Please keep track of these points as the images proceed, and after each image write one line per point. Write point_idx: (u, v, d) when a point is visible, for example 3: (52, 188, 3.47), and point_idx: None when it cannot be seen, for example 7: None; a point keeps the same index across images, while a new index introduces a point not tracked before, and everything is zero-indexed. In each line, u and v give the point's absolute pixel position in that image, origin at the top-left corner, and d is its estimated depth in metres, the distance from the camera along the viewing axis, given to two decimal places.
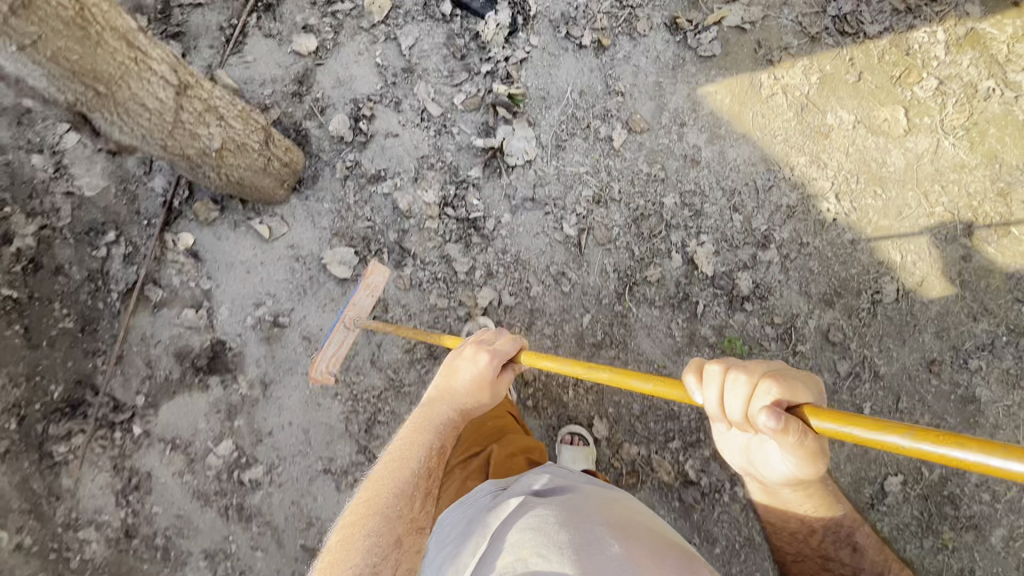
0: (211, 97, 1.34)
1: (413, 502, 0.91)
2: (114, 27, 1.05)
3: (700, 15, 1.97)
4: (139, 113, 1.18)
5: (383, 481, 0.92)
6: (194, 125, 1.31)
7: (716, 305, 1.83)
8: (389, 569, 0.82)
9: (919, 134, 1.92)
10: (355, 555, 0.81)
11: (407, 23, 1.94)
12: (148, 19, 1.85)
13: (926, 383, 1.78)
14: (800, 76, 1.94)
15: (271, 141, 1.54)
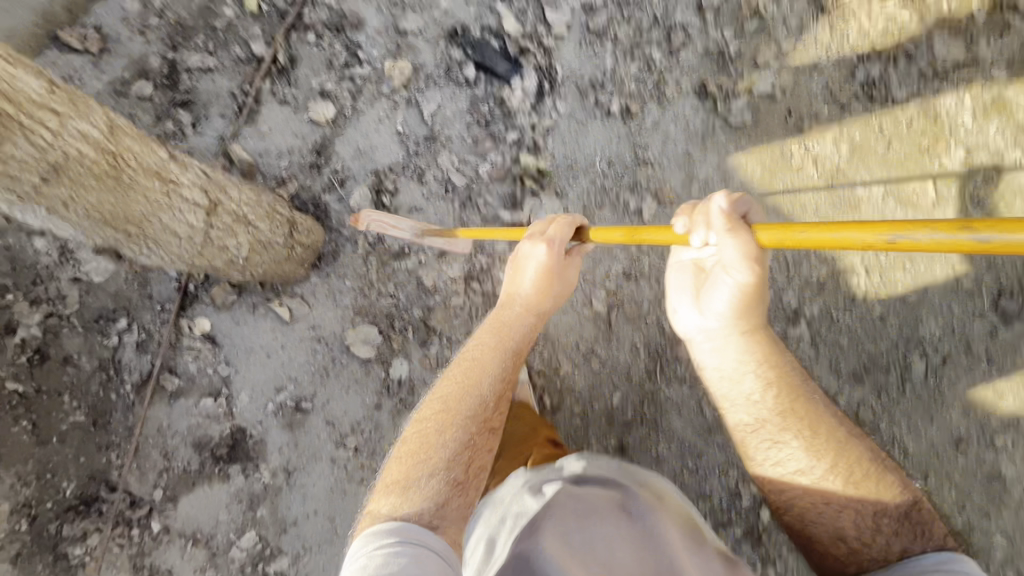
0: (239, 207, 1.29)
1: (485, 407, 1.15)
2: (142, 167, 1.12)
3: (729, 81, 1.93)
4: (169, 239, 1.25)
5: (459, 393, 1.16)
6: (221, 238, 1.29)
7: None
8: (460, 470, 1.07)
9: (947, 206, 1.91)
10: (436, 442, 1.09)
11: (429, 88, 1.86)
12: (154, 84, 1.74)
13: (952, 460, 1.81)
14: (829, 146, 1.93)
15: (296, 232, 1.43)
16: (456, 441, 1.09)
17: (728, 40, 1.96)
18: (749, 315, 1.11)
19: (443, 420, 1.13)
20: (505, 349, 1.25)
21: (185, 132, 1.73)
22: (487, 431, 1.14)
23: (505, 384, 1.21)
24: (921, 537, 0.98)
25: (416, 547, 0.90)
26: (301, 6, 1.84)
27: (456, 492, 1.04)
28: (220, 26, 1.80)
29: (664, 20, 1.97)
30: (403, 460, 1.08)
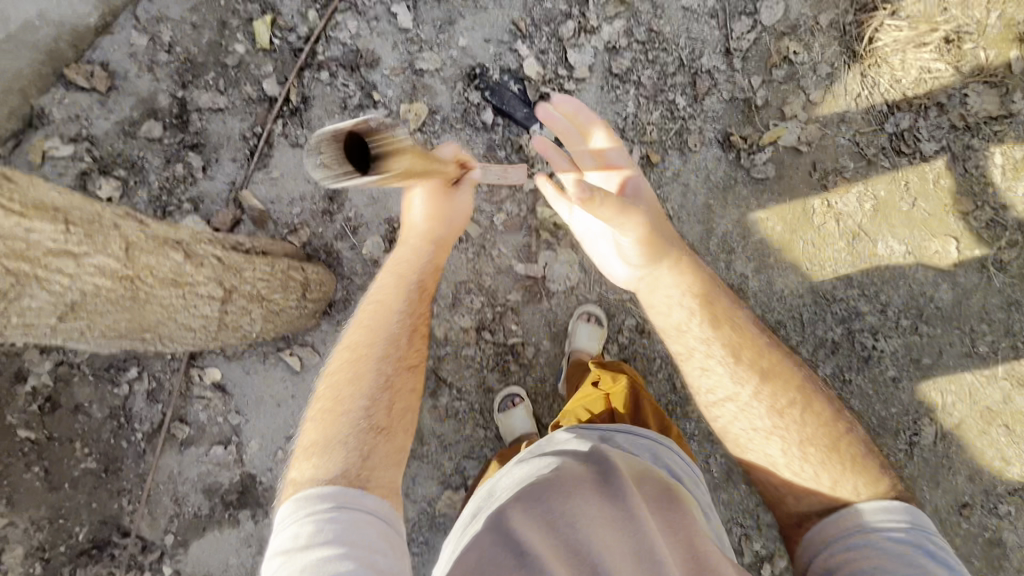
0: (256, 291, 1.42)
1: (401, 353, 1.24)
2: (135, 272, 1.23)
3: (755, 131, 1.87)
4: (187, 333, 1.37)
5: (365, 336, 1.24)
6: (238, 317, 1.41)
7: None
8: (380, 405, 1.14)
9: (969, 268, 1.88)
10: (356, 386, 1.15)
11: (445, 132, 1.82)
12: (163, 124, 1.69)
13: (957, 527, 1.80)
14: (853, 203, 1.88)
15: (308, 294, 1.50)
16: (369, 395, 1.14)
17: (755, 87, 1.89)
18: (657, 255, 1.30)
19: (360, 369, 1.17)
20: (407, 287, 1.35)
21: (194, 176, 1.68)
22: (403, 379, 1.21)
23: (415, 325, 1.30)
24: (844, 469, 1.08)
25: (352, 511, 0.92)
26: (314, 42, 1.78)
27: (379, 441, 1.08)
28: (232, 63, 1.74)
29: (689, 64, 1.90)
30: (324, 413, 1.13)
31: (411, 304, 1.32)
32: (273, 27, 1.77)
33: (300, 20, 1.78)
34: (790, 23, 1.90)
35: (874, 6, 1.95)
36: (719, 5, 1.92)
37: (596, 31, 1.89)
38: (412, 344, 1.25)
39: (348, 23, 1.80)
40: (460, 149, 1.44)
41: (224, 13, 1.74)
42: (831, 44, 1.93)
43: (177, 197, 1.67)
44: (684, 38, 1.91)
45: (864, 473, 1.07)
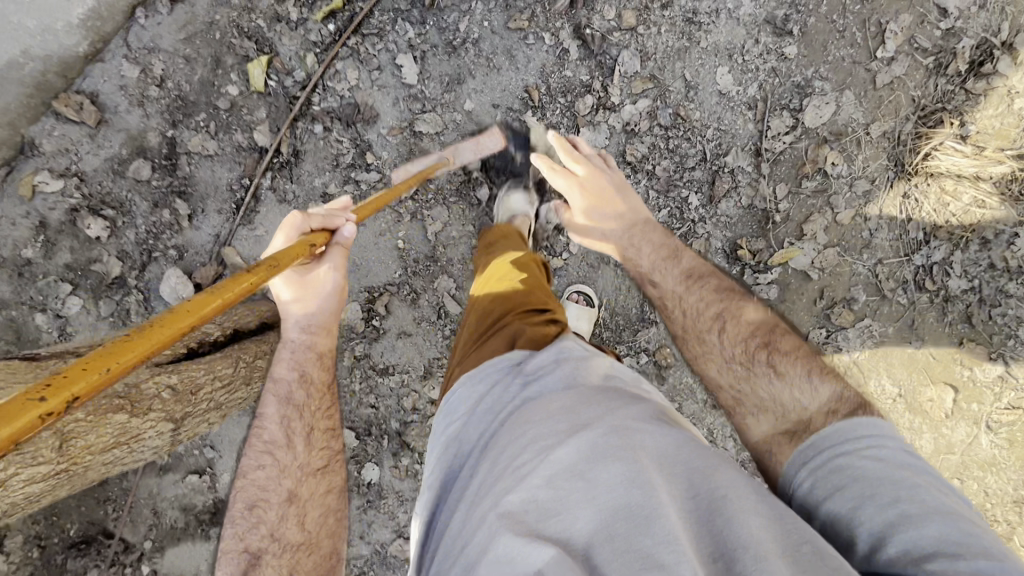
0: (218, 401, 1.34)
1: (303, 462, 1.22)
2: (99, 451, 1.07)
3: (766, 247, 1.74)
4: (147, 457, 1.26)
5: (263, 458, 1.20)
6: (195, 429, 1.33)
7: None
8: (291, 522, 1.16)
9: (959, 420, 1.79)
10: (267, 515, 1.15)
11: (438, 203, 1.74)
12: (152, 164, 1.66)
13: None
14: (855, 337, 1.77)
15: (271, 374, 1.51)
16: (278, 518, 1.15)
17: (778, 198, 1.73)
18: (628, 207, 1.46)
19: (262, 487, 1.17)
20: (299, 394, 1.26)
21: (181, 224, 1.68)
22: (306, 488, 1.20)
23: (314, 422, 1.27)
24: (776, 379, 1.05)
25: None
26: (311, 90, 1.67)
27: (300, 560, 1.13)
28: (224, 105, 1.66)
29: (712, 159, 1.73)
30: (234, 548, 1.12)
31: (309, 397, 1.27)
32: (269, 69, 1.66)
33: (298, 64, 1.67)
34: (836, 129, 1.70)
35: (939, 118, 1.71)
36: (759, 95, 1.72)
37: (616, 108, 1.73)
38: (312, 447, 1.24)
39: (348, 73, 1.68)
40: (305, 221, 1.16)
41: (219, 48, 1.64)
42: (876, 158, 1.72)
43: (162, 244, 1.68)
44: (713, 129, 1.73)
45: (805, 367, 1.06)
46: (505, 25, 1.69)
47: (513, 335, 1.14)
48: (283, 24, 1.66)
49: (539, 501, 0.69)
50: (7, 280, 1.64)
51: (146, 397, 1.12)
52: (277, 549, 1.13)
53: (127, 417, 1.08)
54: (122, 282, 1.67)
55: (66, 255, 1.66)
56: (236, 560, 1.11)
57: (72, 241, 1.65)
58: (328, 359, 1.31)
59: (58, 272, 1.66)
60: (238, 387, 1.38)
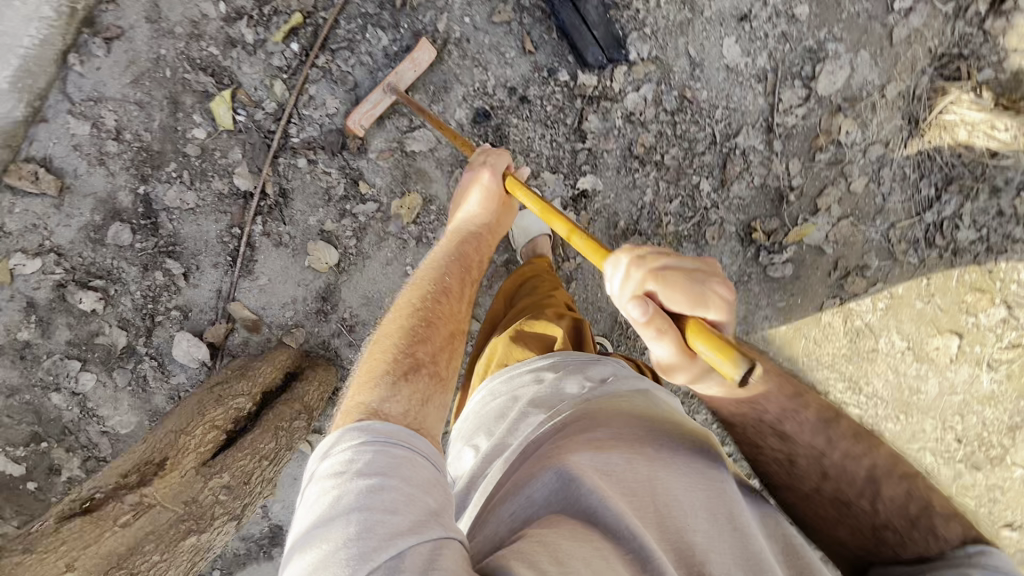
0: (270, 453, 1.36)
1: (452, 314, 1.08)
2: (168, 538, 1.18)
3: (781, 226, 1.71)
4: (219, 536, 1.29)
5: (422, 286, 1.12)
6: (257, 484, 1.34)
7: None
8: (433, 347, 0.99)
9: (962, 364, 1.87)
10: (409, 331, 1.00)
11: (442, 224, 1.65)
12: (130, 226, 1.53)
13: None
14: (866, 301, 1.81)
15: (311, 415, 1.50)
16: (431, 340, 1.00)
17: (792, 174, 1.68)
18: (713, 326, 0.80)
19: (409, 310, 1.05)
20: (462, 240, 1.28)
21: (177, 284, 1.59)
22: (449, 329, 1.05)
23: (467, 290, 1.16)
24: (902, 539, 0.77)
25: (368, 442, 0.75)
26: (286, 122, 1.52)
27: (431, 395, 0.90)
28: (194, 151, 1.51)
29: (722, 141, 1.65)
30: (369, 365, 0.94)
31: (466, 260, 1.23)
32: (234, 103, 1.50)
33: (265, 93, 1.50)
34: (850, 94, 1.62)
35: (956, 67, 1.62)
36: (770, 66, 1.60)
37: (618, 99, 1.60)
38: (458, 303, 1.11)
39: (323, 96, 1.52)
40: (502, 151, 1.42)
41: (173, 87, 1.46)
42: (891, 119, 1.65)
43: (163, 306, 1.60)
44: (722, 108, 1.63)
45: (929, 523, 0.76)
46: (489, 19, 1.52)
47: (549, 336, 1.25)
48: (239, 49, 1.46)
49: (624, 477, 0.76)
50: (13, 365, 1.58)
51: (206, 509, 1.24)
52: (417, 369, 0.93)
53: (196, 537, 1.22)
54: (132, 350, 1.61)
55: (65, 332, 1.58)
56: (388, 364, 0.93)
57: (68, 317, 1.57)
58: (485, 254, 1.30)
59: (62, 350, 1.59)
60: (286, 456, 1.40)
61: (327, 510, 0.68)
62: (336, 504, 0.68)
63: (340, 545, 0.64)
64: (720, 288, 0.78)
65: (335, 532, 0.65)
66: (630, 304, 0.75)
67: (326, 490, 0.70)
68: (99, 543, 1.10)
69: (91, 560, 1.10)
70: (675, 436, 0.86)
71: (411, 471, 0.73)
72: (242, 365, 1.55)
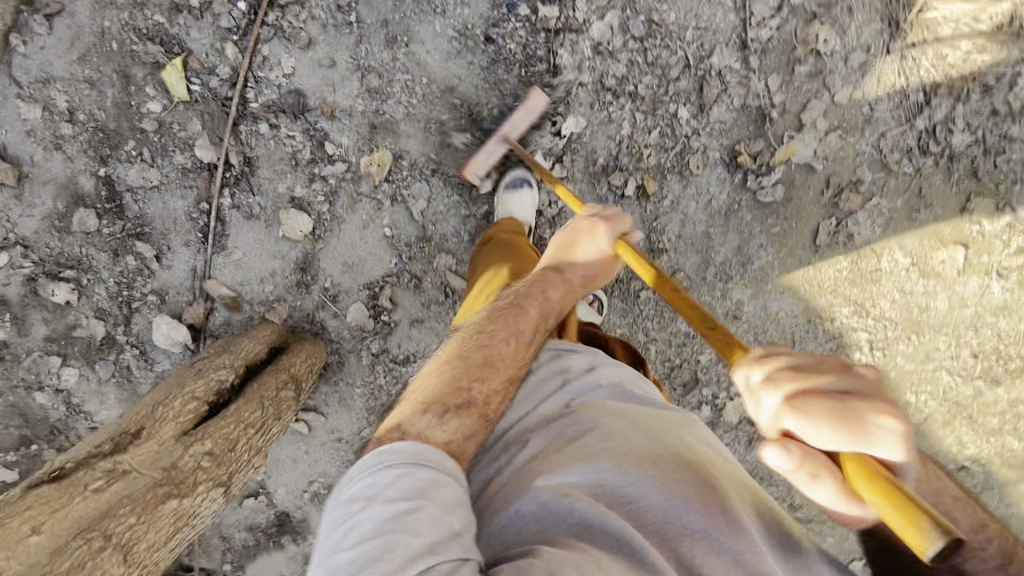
0: (254, 420, 1.31)
1: (516, 356, 1.04)
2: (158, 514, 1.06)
3: (767, 146, 1.65)
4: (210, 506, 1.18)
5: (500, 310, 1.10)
6: (243, 453, 1.27)
7: (736, 444, 1.86)
8: (490, 386, 0.98)
9: (971, 275, 1.78)
10: (475, 358, 1.00)
11: (415, 180, 1.59)
12: (95, 210, 1.49)
13: None
14: (864, 219, 1.73)
15: (299, 387, 1.46)
16: (494, 378, 0.99)
17: (772, 91, 1.62)
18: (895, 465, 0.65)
19: (479, 331, 1.04)
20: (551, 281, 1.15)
21: (150, 267, 1.54)
22: (510, 375, 1.01)
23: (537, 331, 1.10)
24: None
25: (394, 465, 0.76)
26: (242, 86, 1.47)
27: (476, 435, 0.91)
28: (151, 126, 1.46)
29: (696, 65, 1.59)
30: (436, 376, 0.98)
31: (550, 307, 1.13)
32: (187, 72, 1.45)
33: (217, 59, 1.45)
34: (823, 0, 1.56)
35: None
36: None
37: (583, 30, 1.54)
38: (525, 347, 1.06)
39: (278, 56, 1.47)
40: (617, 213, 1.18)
41: (122, 60, 1.42)
42: (870, 22, 1.59)
43: (138, 291, 1.55)
44: (692, 29, 1.57)
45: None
46: None
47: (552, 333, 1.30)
48: (185, 14, 1.42)
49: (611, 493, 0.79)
50: None
51: (186, 474, 1.13)
52: (470, 405, 0.93)
53: (178, 501, 1.09)
54: (112, 341, 1.57)
55: (41, 327, 1.53)
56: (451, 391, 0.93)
57: (42, 312, 1.53)
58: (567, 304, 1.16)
59: (41, 346, 1.55)
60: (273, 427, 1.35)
61: (347, 531, 0.69)
62: (355, 527, 0.69)
63: (360, 564, 0.65)
64: (884, 416, 0.62)
65: (357, 552, 0.66)
66: (769, 453, 0.66)
67: (350, 510, 0.71)
68: (67, 506, 0.97)
69: (61, 522, 0.95)
70: (659, 433, 0.88)
71: (438, 491, 0.74)
72: (225, 342, 1.52)
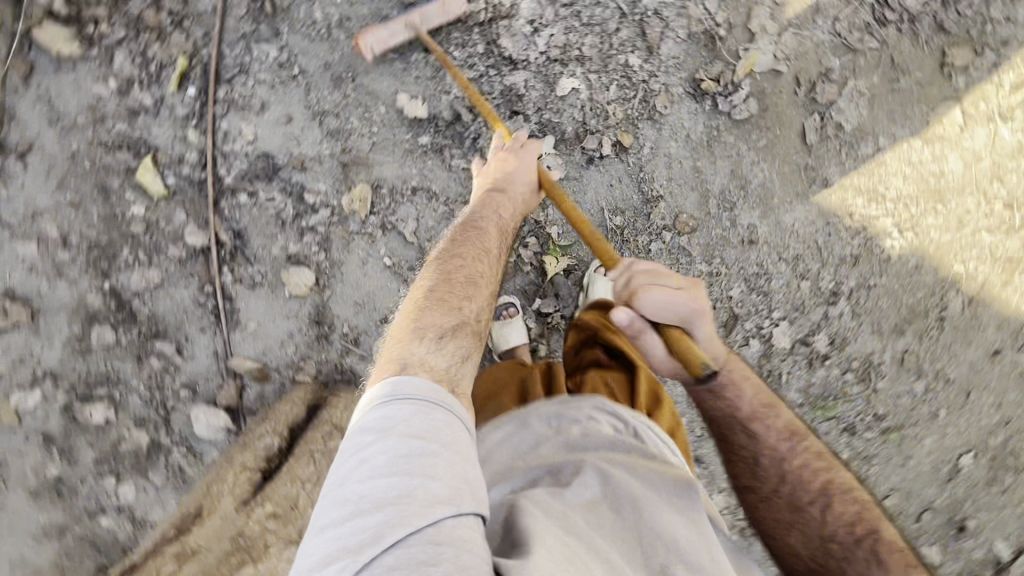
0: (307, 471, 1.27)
1: (488, 273, 1.09)
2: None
3: (725, 67, 1.67)
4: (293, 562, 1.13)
5: (463, 240, 1.14)
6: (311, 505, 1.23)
7: (798, 370, 1.74)
8: (472, 305, 1.00)
9: (975, 128, 1.71)
10: (453, 282, 1.02)
11: (400, 203, 1.59)
12: (110, 323, 1.52)
13: None
14: (846, 106, 1.70)
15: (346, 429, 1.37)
16: (471, 296, 1.02)
17: (712, 13, 1.67)
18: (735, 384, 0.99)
19: (449, 263, 1.07)
20: (506, 216, 1.25)
21: (175, 362, 1.55)
22: (490, 290, 1.07)
23: (496, 249, 1.16)
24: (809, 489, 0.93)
25: (411, 401, 0.77)
26: (213, 165, 1.52)
27: (471, 349, 0.95)
28: (140, 228, 1.51)
29: (631, 12, 1.65)
30: (418, 309, 0.97)
31: (503, 235, 1.21)
32: (159, 167, 1.51)
33: (183, 147, 1.52)
34: None
35: None
36: None
37: (513, 13, 1.62)
38: (493, 266, 1.11)
39: (238, 127, 1.53)
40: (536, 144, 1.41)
41: (98, 175, 1.49)
42: None
43: (170, 389, 1.56)
44: None
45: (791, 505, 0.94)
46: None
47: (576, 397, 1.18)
48: (144, 116, 1.50)
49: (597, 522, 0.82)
50: (52, 504, 1.55)
51: (255, 538, 1.18)
52: (464, 324, 0.97)
53: (250, 564, 1.13)
54: (157, 446, 1.56)
55: (89, 451, 1.55)
56: (439, 314, 0.95)
57: (87, 437, 1.54)
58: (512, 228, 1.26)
59: (92, 472, 1.55)
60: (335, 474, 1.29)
61: (364, 461, 0.72)
62: (372, 459, 0.72)
63: (372, 497, 0.68)
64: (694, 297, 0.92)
65: (369, 486, 0.70)
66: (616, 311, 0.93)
67: (365, 439, 0.74)
68: None
69: None
70: (656, 472, 0.92)
71: (454, 437, 0.76)
72: (267, 410, 1.54)
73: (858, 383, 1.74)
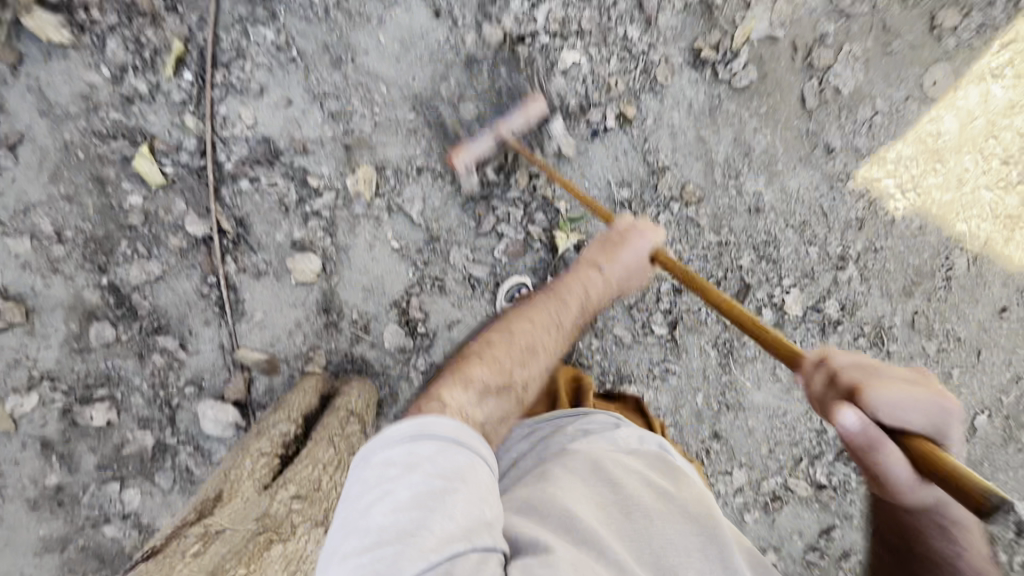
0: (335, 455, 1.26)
1: (546, 345, 1.11)
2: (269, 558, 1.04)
3: (724, 34, 1.65)
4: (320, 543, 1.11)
5: (540, 305, 1.16)
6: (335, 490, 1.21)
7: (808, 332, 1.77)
8: (518, 370, 1.05)
9: (967, 86, 1.70)
10: (516, 346, 1.07)
11: (405, 184, 1.57)
12: (109, 320, 1.46)
13: None
14: (843, 69, 1.70)
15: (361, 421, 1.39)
16: (523, 364, 1.06)
17: None
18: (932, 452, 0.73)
19: (524, 325, 1.11)
20: (591, 283, 1.21)
21: (179, 358, 1.49)
22: (543, 362, 1.10)
23: (563, 323, 1.16)
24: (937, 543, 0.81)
25: (434, 440, 0.80)
26: (212, 151, 1.48)
27: (506, 413, 1.01)
28: (138, 220, 1.46)
29: None
30: (477, 360, 1.03)
31: (581, 312, 1.19)
32: (156, 155, 1.47)
33: (180, 134, 1.48)
34: None
35: None
36: None
37: None
38: (553, 337, 1.13)
39: (236, 112, 1.50)
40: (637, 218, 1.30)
41: (92, 167, 1.44)
42: None
43: (175, 387, 1.50)
44: None
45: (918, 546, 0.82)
46: None
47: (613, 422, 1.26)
48: (140, 104, 1.46)
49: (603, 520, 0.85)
50: (55, 514, 1.48)
51: (282, 518, 1.12)
52: (509, 388, 1.02)
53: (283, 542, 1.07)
54: (163, 447, 1.50)
55: (91, 457, 1.48)
56: (497, 378, 1.01)
57: (88, 441, 1.47)
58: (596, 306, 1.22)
59: (95, 477, 1.48)
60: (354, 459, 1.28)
61: (388, 496, 0.74)
62: (396, 494, 0.74)
63: (392, 530, 0.70)
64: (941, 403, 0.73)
65: (391, 519, 0.72)
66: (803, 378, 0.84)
67: (387, 473, 0.77)
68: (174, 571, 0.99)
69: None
70: (680, 496, 0.93)
71: (474, 475, 0.79)
72: (274, 403, 1.47)
73: (870, 346, 1.76)
